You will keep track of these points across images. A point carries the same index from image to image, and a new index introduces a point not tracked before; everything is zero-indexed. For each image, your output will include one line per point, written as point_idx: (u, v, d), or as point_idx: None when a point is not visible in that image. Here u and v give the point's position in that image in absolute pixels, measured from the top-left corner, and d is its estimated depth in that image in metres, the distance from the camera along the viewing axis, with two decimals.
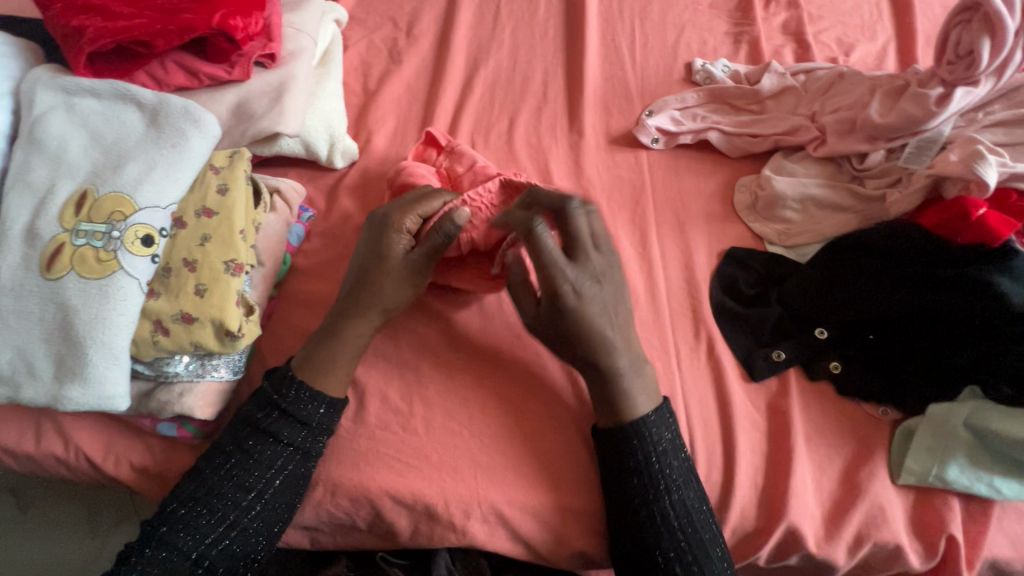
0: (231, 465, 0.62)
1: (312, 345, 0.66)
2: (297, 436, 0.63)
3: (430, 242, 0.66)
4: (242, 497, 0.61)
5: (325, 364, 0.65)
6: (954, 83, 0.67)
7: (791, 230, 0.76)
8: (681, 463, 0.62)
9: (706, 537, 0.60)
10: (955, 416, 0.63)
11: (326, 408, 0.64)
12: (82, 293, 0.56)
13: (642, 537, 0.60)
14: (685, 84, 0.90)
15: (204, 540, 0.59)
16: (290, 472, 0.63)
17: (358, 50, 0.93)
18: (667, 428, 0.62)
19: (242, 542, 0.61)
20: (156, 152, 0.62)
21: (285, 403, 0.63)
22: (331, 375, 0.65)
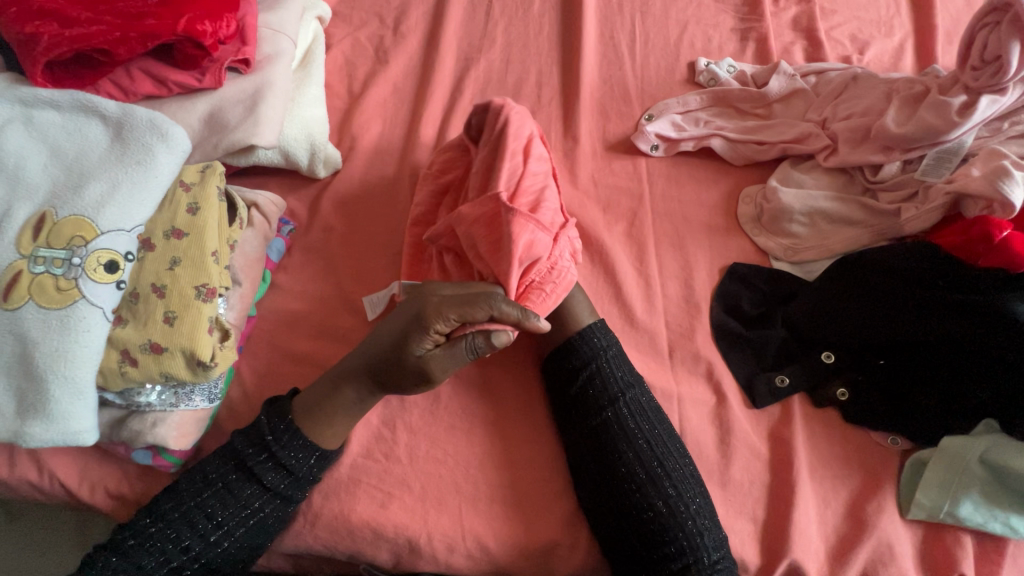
0: (208, 500, 0.59)
1: (315, 394, 0.63)
2: (284, 484, 0.61)
3: (456, 354, 0.58)
4: (211, 529, 0.59)
5: (326, 420, 0.62)
6: (978, 91, 0.62)
7: (798, 245, 0.72)
8: (643, 407, 0.64)
9: (675, 480, 0.60)
10: (971, 451, 0.59)
11: (316, 461, 0.62)
12: (41, 325, 0.53)
13: (609, 486, 0.60)
14: (688, 86, 0.85)
15: (165, 565, 0.57)
16: (267, 515, 0.61)
17: (342, 49, 0.88)
18: (624, 369, 0.65)
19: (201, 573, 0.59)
20: (121, 170, 0.59)
21: (276, 447, 0.61)
22: (331, 428, 0.62)
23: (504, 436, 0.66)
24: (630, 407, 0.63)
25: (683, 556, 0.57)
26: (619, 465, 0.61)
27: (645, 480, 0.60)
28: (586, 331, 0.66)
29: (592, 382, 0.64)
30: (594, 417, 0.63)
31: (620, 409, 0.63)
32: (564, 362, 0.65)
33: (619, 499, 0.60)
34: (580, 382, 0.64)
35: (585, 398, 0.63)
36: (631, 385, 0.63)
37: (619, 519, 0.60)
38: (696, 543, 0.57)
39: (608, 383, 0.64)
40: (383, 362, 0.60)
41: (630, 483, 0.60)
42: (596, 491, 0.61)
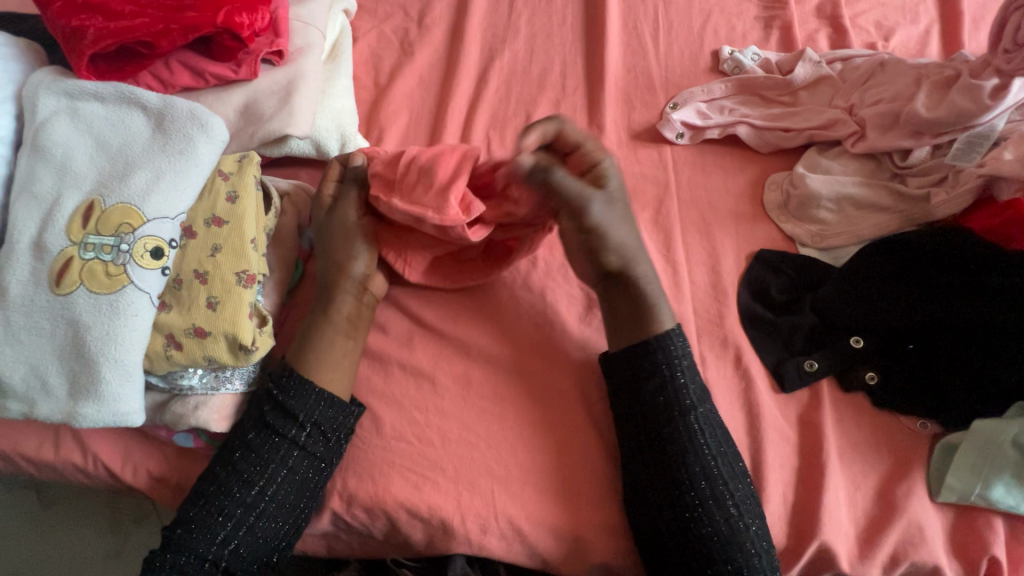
0: (238, 463, 0.61)
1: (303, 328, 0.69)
2: (294, 430, 0.62)
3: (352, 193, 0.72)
4: (247, 494, 0.60)
5: (309, 339, 0.67)
6: (1010, 74, 0.62)
7: (826, 231, 0.72)
8: (712, 422, 0.63)
9: (737, 495, 0.60)
10: (1004, 433, 0.59)
11: (317, 400, 0.64)
12: (92, 309, 0.55)
13: (671, 503, 0.59)
14: (712, 74, 0.85)
15: (215, 540, 0.59)
16: (296, 465, 0.62)
17: (368, 42, 0.89)
18: (697, 381, 0.64)
19: (249, 541, 0.60)
20: (164, 159, 0.60)
21: (281, 393, 0.63)
22: (315, 354, 0.66)
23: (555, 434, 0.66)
24: (701, 421, 0.62)
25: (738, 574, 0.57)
26: (682, 478, 0.60)
27: (707, 495, 0.59)
28: (666, 334, 0.65)
29: (665, 392, 0.63)
30: (662, 428, 0.62)
31: (692, 422, 0.61)
32: (635, 369, 0.64)
33: (679, 514, 0.59)
34: (649, 392, 0.63)
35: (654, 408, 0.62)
36: (693, 394, 0.63)
37: (679, 537, 0.59)
38: (752, 564, 0.57)
39: (681, 393, 0.63)
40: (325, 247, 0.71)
41: (693, 497, 0.59)
42: (655, 507, 0.60)
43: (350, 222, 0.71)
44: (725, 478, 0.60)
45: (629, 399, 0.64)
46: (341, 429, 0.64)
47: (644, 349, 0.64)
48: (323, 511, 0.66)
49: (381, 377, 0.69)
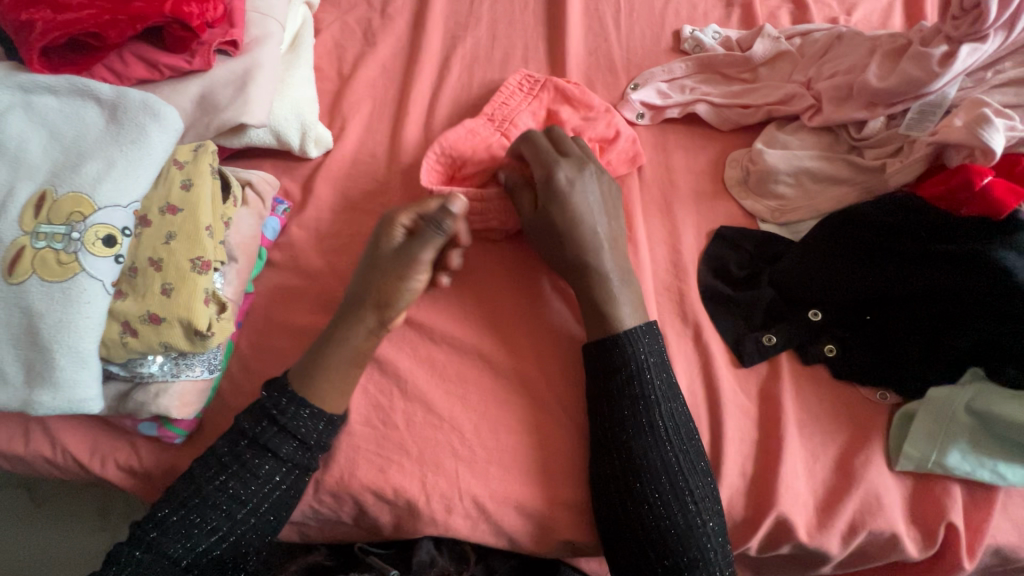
0: (233, 470, 0.61)
1: (308, 357, 0.65)
2: (299, 453, 0.63)
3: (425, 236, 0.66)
4: (235, 509, 0.61)
5: (317, 362, 0.64)
6: (959, 41, 0.62)
7: (785, 207, 0.72)
8: (676, 419, 0.61)
9: (697, 488, 0.59)
10: (958, 399, 0.59)
11: (309, 418, 0.63)
12: (45, 297, 0.56)
13: (630, 497, 0.58)
14: (674, 54, 0.85)
15: (192, 550, 0.59)
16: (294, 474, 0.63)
17: (331, 33, 0.89)
18: (665, 378, 0.62)
19: (229, 548, 0.61)
20: (116, 148, 0.61)
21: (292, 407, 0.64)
22: (327, 387, 0.64)
23: (522, 414, 0.67)
24: (667, 417, 0.61)
25: (694, 567, 0.57)
26: (641, 472, 0.59)
27: (668, 491, 0.58)
28: (632, 333, 0.63)
29: (631, 387, 0.61)
30: (627, 420, 0.60)
31: (656, 417, 0.60)
32: (604, 367, 0.62)
33: (633, 507, 0.58)
34: (614, 387, 0.61)
35: (617, 401, 0.61)
36: (650, 384, 0.62)
37: (633, 530, 0.58)
38: (707, 559, 0.57)
39: (646, 389, 0.61)
40: (369, 275, 0.66)
41: (653, 493, 0.58)
42: (613, 498, 0.59)
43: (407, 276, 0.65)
44: (684, 473, 0.59)
45: (597, 394, 0.62)
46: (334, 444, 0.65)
47: (610, 347, 0.62)
48: None
49: None
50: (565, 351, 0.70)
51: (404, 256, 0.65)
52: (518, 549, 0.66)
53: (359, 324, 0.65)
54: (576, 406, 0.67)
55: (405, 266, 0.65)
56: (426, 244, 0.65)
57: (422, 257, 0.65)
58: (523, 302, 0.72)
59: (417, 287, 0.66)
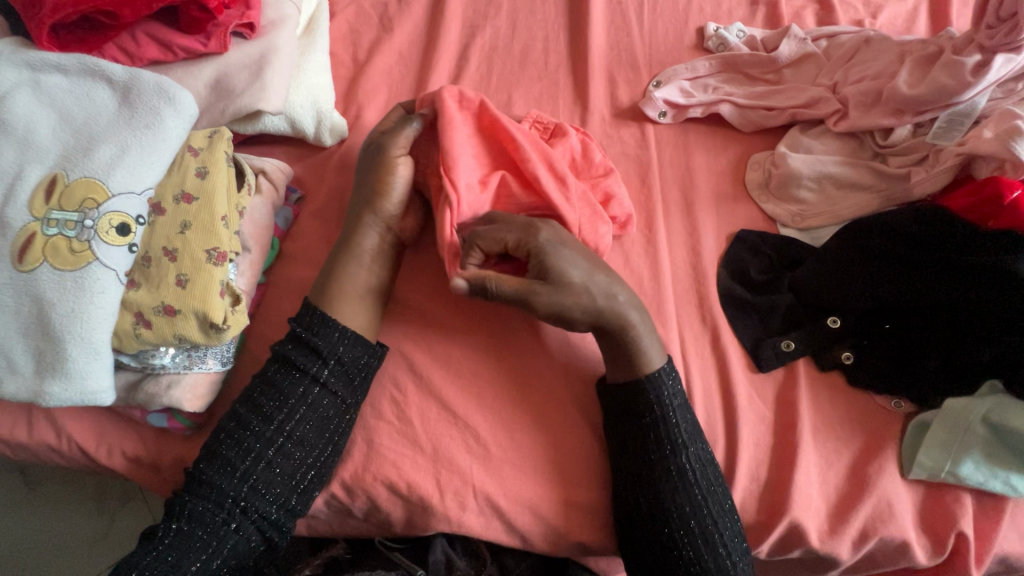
0: (235, 433, 0.60)
1: (325, 275, 0.67)
2: (317, 366, 0.62)
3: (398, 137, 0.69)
4: (266, 429, 0.60)
5: (330, 277, 0.66)
6: (993, 50, 0.61)
7: (806, 212, 0.72)
8: (703, 462, 0.61)
9: (719, 514, 0.59)
10: (974, 411, 0.59)
11: (298, 402, 0.62)
12: (57, 286, 0.54)
13: (660, 543, 0.59)
14: (697, 52, 0.84)
15: (243, 481, 0.59)
16: (303, 425, 0.61)
17: (346, 16, 0.87)
18: (690, 419, 0.62)
19: (269, 479, 0.60)
20: (129, 133, 0.59)
21: (289, 354, 0.63)
22: (348, 307, 0.65)
23: (538, 417, 0.66)
24: (692, 461, 0.60)
25: None
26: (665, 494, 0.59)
27: (697, 533, 0.58)
28: (655, 375, 0.61)
29: (656, 431, 0.60)
30: (653, 466, 0.60)
31: (683, 461, 0.60)
32: (626, 403, 0.62)
33: (656, 526, 0.59)
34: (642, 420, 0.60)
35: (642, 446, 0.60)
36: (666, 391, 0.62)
37: (656, 544, 0.59)
38: None
39: (670, 433, 0.60)
40: (367, 175, 0.69)
41: (682, 536, 0.58)
42: (635, 519, 0.60)
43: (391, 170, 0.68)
44: (706, 501, 0.59)
45: (620, 421, 0.62)
46: (351, 403, 0.64)
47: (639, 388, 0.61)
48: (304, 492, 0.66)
49: None
50: (579, 354, 0.69)
51: (383, 151, 0.69)
52: (529, 548, 0.67)
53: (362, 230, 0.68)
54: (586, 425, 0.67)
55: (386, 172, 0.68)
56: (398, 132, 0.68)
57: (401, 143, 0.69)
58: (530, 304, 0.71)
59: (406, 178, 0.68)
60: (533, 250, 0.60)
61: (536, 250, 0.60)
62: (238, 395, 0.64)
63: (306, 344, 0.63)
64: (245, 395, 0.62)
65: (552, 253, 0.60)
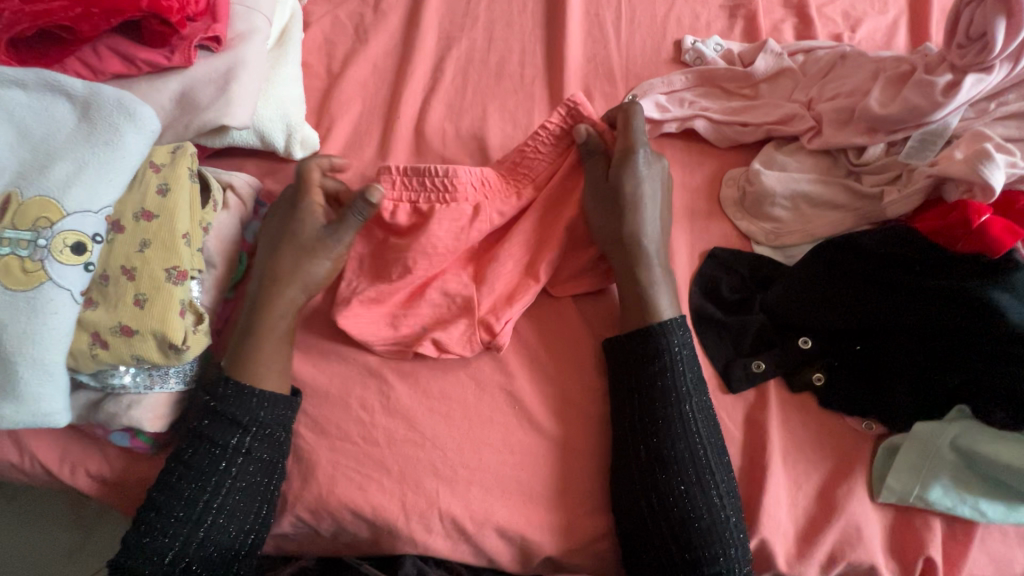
0: (165, 505, 0.58)
1: (240, 344, 0.63)
2: (237, 436, 0.60)
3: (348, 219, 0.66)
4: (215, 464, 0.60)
5: (249, 330, 0.64)
6: (964, 70, 0.60)
7: (781, 230, 0.71)
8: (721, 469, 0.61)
9: (728, 514, 0.59)
10: (943, 435, 0.59)
11: (260, 401, 0.61)
12: (8, 306, 0.53)
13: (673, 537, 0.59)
14: (674, 65, 0.83)
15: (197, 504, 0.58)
16: (231, 498, 0.60)
17: (322, 27, 0.86)
18: (707, 425, 0.62)
19: (226, 503, 0.59)
20: (87, 150, 0.58)
21: (202, 429, 0.60)
22: (265, 368, 0.63)
23: (515, 446, 0.65)
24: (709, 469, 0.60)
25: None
26: (677, 500, 0.59)
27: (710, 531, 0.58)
28: (682, 391, 0.62)
29: (679, 436, 0.61)
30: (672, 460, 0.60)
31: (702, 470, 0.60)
32: (652, 412, 0.62)
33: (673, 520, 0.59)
34: (657, 435, 0.60)
35: (664, 438, 0.61)
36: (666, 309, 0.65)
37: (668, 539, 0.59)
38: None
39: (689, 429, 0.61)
40: (278, 245, 0.66)
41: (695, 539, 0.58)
42: (646, 520, 0.59)
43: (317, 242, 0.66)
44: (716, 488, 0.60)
45: (639, 433, 0.61)
46: (279, 462, 0.62)
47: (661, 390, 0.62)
48: (282, 515, 0.65)
49: (324, 373, 0.67)
50: (563, 390, 0.68)
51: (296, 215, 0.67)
52: (499, 569, 0.66)
53: (279, 297, 0.65)
54: (596, 435, 0.66)
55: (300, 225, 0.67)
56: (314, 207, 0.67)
57: (342, 241, 0.67)
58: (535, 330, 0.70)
59: (328, 270, 0.67)
60: (626, 152, 0.67)
61: (625, 154, 0.67)
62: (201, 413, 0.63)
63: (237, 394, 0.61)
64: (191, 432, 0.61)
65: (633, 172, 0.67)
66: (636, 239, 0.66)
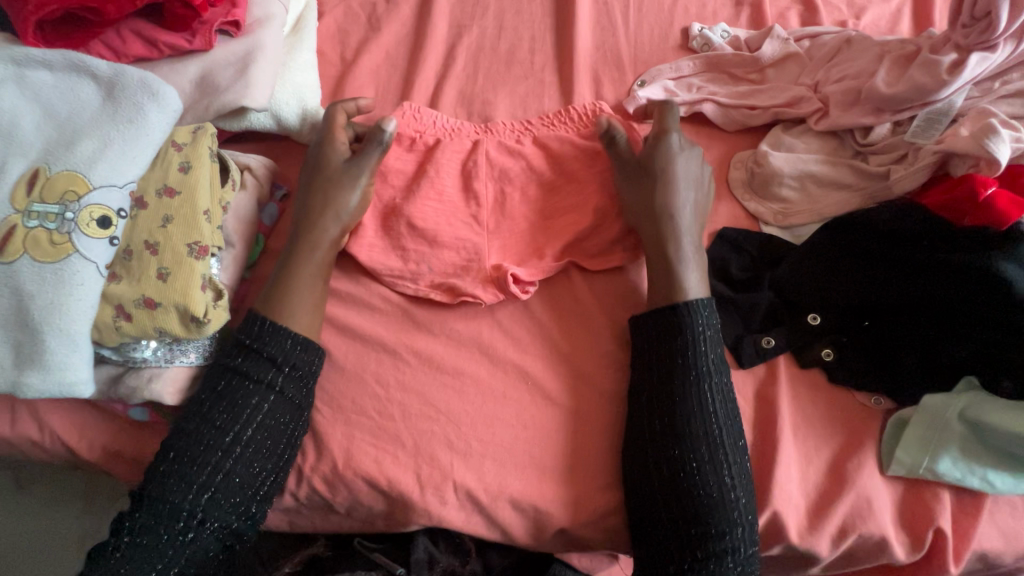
0: (191, 443, 0.59)
1: (277, 289, 0.65)
2: (272, 372, 0.62)
3: (364, 153, 0.70)
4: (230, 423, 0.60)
5: (285, 276, 0.66)
6: (969, 49, 0.62)
7: (789, 209, 0.72)
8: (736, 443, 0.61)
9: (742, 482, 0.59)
10: (952, 407, 0.59)
11: (294, 343, 0.63)
12: (36, 278, 0.54)
13: (676, 505, 0.59)
14: (681, 52, 0.84)
15: (210, 459, 0.59)
16: (245, 458, 0.60)
17: (335, 16, 0.87)
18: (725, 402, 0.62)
19: (239, 462, 0.60)
20: (112, 128, 0.59)
21: (237, 364, 0.62)
22: (300, 306, 0.65)
23: (528, 422, 0.66)
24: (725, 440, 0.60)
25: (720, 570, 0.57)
26: (687, 472, 0.59)
27: (715, 502, 0.58)
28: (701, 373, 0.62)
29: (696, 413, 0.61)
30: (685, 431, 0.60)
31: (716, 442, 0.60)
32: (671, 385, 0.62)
33: (677, 489, 0.59)
34: (676, 408, 0.61)
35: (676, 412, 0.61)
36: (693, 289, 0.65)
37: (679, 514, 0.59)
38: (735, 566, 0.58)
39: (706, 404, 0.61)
40: (313, 193, 0.69)
41: (698, 507, 0.58)
42: (655, 493, 0.60)
43: (349, 176, 0.69)
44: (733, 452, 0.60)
45: (654, 407, 0.62)
46: (304, 409, 0.63)
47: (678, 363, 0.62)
48: (299, 489, 0.65)
49: (340, 350, 0.69)
50: (576, 367, 0.69)
51: (329, 160, 0.70)
52: (512, 543, 0.66)
53: (318, 235, 0.67)
54: (613, 412, 0.67)
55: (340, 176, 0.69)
56: (365, 153, 0.70)
57: (348, 210, 0.69)
58: (544, 308, 0.71)
59: (336, 233, 0.69)
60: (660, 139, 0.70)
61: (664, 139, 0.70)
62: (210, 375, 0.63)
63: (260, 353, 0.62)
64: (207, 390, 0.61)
65: (670, 159, 0.68)
66: (667, 214, 0.67)
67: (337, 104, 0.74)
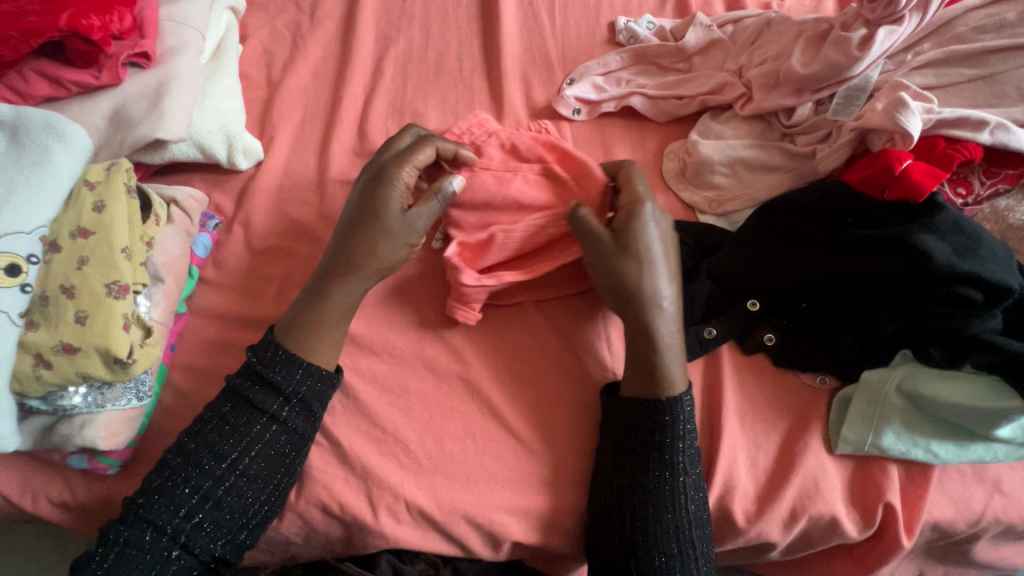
0: (152, 507, 0.55)
1: (294, 316, 0.62)
2: (277, 405, 0.59)
3: (430, 201, 0.64)
4: (225, 454, 0.58)
5: (313, 313, 0.62)
6: (877, 23, 0.62)
7: (722, 197, 0.72)
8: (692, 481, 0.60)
9: (692, 531, 0.59)
10: (889, 381, 0.60)
11: (304, 374, 0.60)
12: None
13: (630, 532, 0.59)
14: (610, 47, 0.84)
15: (195, 494, 0.57)
16: (239, 488, 0.58)
17: (260, 39, 0.86)
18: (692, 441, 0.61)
19: (233, 493, 0.58)
20: (16, 172, 0.58)
21: (244, 396, 0.59)
22: (320, 341, 0.62)
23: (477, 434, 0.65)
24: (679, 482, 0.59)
25: None
26: (649, 500, 0.59)
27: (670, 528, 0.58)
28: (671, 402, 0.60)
29: (660, 449, 0.59)
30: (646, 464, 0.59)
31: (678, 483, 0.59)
32: (632, 419, 0.60)
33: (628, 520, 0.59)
34: (642, 443, 0.60)
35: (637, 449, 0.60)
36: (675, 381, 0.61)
37: (625, 550, 0.59)
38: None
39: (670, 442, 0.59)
40: (368, 222, 0.63)
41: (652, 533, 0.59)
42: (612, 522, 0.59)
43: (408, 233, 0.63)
44: (676, 507, 0.59)
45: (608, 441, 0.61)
46: (309, 439, 0.61)
47: (650, 406, 0.59)
48: None
49: None
50: (523, 375, 0.68)
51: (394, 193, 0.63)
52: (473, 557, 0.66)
53: (350, 278, 0.62)
54: (562, 416, 0.66)
55: (393, 220, 0.63)
56: (425, 200, 0.64)
57: (421, 227, 0.64)
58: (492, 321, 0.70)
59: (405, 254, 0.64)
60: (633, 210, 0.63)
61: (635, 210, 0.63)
62: (190, 423, 0.61)
63: (265, 382, 0.60)
64: (194, 428, 0.59)
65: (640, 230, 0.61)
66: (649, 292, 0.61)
67: (411, 127, 0.69)
